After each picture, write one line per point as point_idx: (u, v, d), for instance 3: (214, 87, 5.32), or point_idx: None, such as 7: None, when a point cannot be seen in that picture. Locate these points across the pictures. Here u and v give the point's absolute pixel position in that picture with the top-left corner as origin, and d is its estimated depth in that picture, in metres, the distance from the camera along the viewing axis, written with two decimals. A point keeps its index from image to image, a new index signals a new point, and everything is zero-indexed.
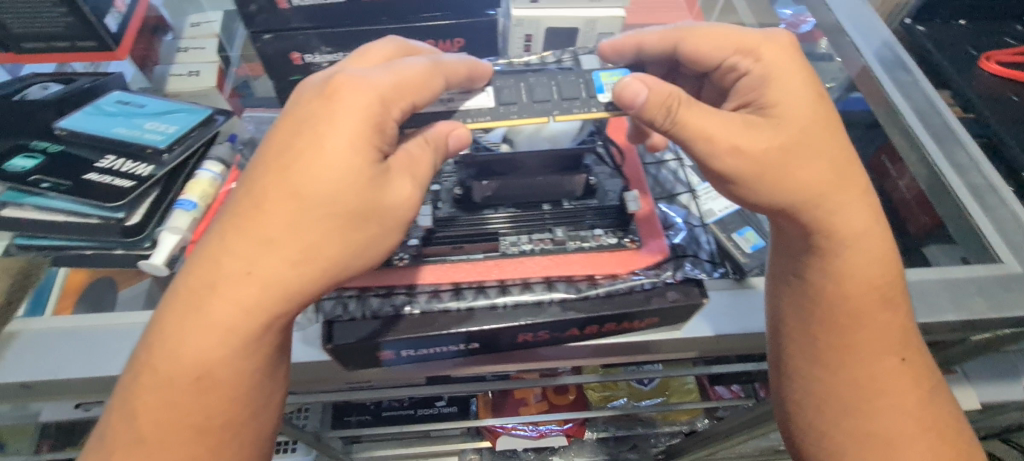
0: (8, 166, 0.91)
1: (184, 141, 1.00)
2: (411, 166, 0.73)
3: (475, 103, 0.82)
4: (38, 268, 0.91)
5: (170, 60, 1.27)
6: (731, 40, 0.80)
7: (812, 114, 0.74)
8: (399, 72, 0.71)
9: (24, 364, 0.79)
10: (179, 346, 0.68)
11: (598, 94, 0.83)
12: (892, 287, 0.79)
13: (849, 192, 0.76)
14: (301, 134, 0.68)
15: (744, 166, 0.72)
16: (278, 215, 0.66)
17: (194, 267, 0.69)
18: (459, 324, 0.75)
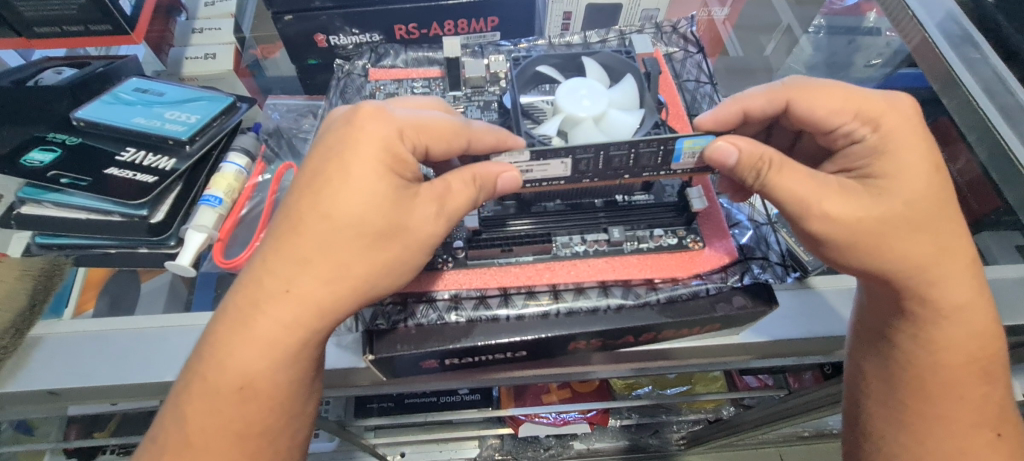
0: (25, 161, 0.86)
1: (206, 131, 0.94)
2: (441, 195, 0.67)
3: (551, 170, 0.71)
4: (61, 269, 0.87)
5: (186, 42, 1.20)
6: (848, 106, 0.71)
7: (921, 178, 0.67)
8: (424, 117, 0.68)
9: (54, 369, 0.76)
10: (228, 356, 0.64)
11: (672, 162, 0.72)
12: (964, 289, 0.70)
13: (955, 263, 0.69)
14: (327, 156, 0.64)
15: (838, 233, 0.66)
16: (307, 235, 0.63)
17: (242, 280, 0.66)
18: (509, 333, 0.71)
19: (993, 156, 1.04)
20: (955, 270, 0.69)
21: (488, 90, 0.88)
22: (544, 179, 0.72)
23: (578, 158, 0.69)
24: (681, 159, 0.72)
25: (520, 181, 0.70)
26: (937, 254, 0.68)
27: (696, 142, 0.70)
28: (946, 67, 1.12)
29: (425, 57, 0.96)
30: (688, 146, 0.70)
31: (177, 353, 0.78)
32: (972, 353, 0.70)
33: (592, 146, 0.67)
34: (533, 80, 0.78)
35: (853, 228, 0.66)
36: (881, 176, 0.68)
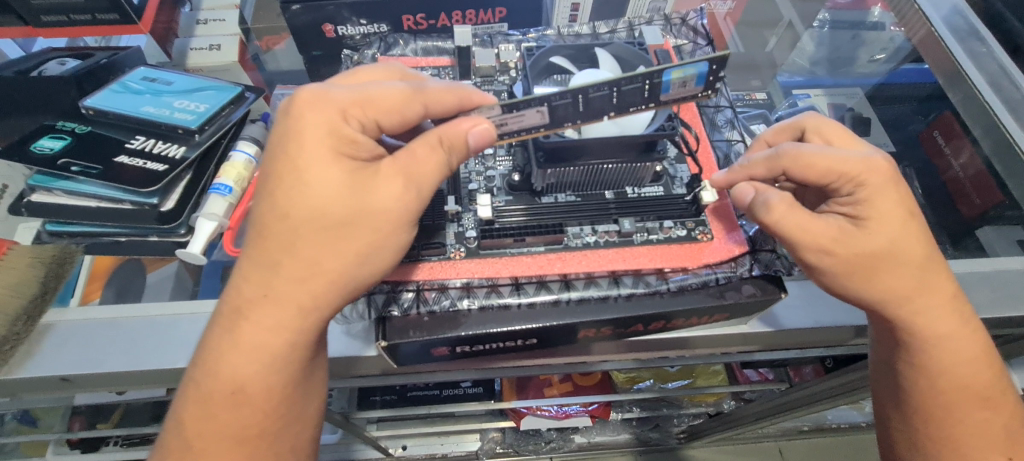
0: (36, 148, 0.87)
1: (215, 121, 0.94)
2: (402, 169, 0.65)
3: (526, 121, 0.68)
4: (73, 257, 0.87)
5: (190, 33, 1.20)
6: (832, 170, 0.69)
7: (891, 217, 0.68)
8: (368, 91, 0.65)
9: (65, 356, 0.76)
10: (213, 363, 0.65)
11: (662, 95, 0.68)
12: (950, 316, 0.71)
13: (935, 296, 0.70)
14: (275, 154, 0.64)
15: (832, 265, 0.68)
16: (273, 236, 0.64)
17: (225, 292, 0.68)
18: (521, 321, 0.71)
19: (999, 150, 1.05)
20: (936, 305, 0.70)
21: (497, 79, 0.88)
22: (520, 130, 0.69)
23: (554, 103, 0.66)
24: (669, 88, 0.67)
25: (494, 133, 0.67)
26: (915, 286, 0.69)
27: (686, 71, 0.65)
28: (952, 61, 1.12)
29: (434, 47, 0.96)
30: (679, 77, 0.65)
31: (188, 340, 0.79)
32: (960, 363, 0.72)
33: (569, 91, 0.64)
34: (546, 71, 0.78)
35: (849, 260, 0.68)
36: (867, 216, 0.68)
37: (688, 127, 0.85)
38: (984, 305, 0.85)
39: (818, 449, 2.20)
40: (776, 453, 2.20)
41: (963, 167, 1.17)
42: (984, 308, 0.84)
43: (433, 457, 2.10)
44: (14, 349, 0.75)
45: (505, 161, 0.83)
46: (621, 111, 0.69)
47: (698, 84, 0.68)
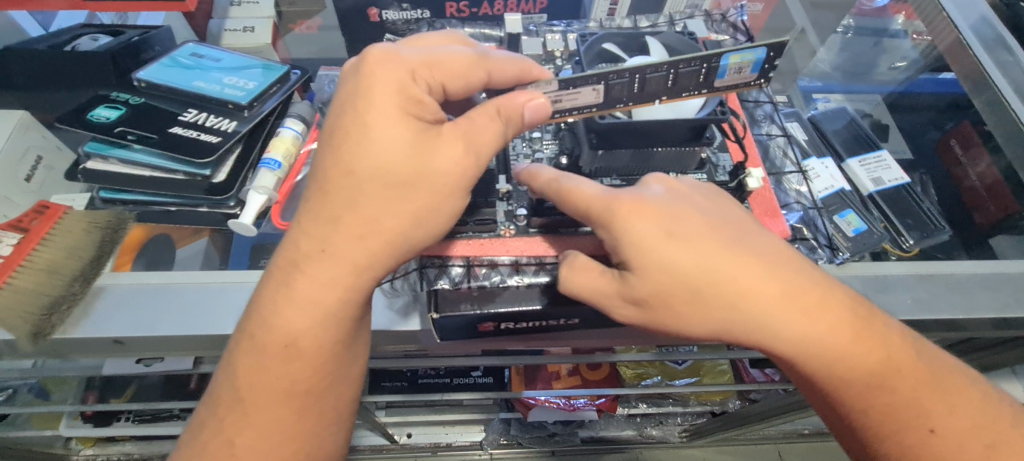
0: (92, 117, 0.89)
1: (264, 98, 0.96)
2: (463, 133, 0.68)
3: (581, 100, 0.71)
4: (126, 224, 0.88)
5: (225, 14, 1.21)
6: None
7: (833, 308, 0.69)
8: (439, 55, 0.69)
9: (117, 318, 0.78)
10: (269, 315, 0.68)
11: (716, 79, 0.71)
12: (933, 399, 0.71)
13: (906, 381, 0.71)
14: (344, 112, 0.67)
15: (783, 349, 0.69)
16: (337, 194, 0.67)
17: (282, 246, 0.70)
18: (566, 298, 0.74)
19: None
20: (909, 389, 0.71)
21: (543, 67, 0.89)
22: (574, 108, 0.72)
23: (610, 81, 0.68)
24: (723, 73, 0.70)
25: (548, 108, 0.70)
26: (878, 371, 0.70)
27: (742, 56, 0.68)
28: (978, 68, 1.14)
29: (482, 34, 0.96)
30: (735, 62, 0.69)
31: (236, 307, 0.81)
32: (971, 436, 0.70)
33: (627, 70, 0.66)
34: (596, 59, 0.77)
35: (795, 345, 0.69)
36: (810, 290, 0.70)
37: (735, 115, 0.89)
38: (1009, 304, 0.86)
39: (817, 453, 2.23)
40: (775, 455, 2.22)
41: (978, 176, 1.22)
42: (1008, 307, 0.86)
43: (439, 445, 2.12)
44: (69, 309, 0.77)
45: (551, 145, 0.86)
46: (673, 94, 0.72)
47: (751, 71, 0.71)
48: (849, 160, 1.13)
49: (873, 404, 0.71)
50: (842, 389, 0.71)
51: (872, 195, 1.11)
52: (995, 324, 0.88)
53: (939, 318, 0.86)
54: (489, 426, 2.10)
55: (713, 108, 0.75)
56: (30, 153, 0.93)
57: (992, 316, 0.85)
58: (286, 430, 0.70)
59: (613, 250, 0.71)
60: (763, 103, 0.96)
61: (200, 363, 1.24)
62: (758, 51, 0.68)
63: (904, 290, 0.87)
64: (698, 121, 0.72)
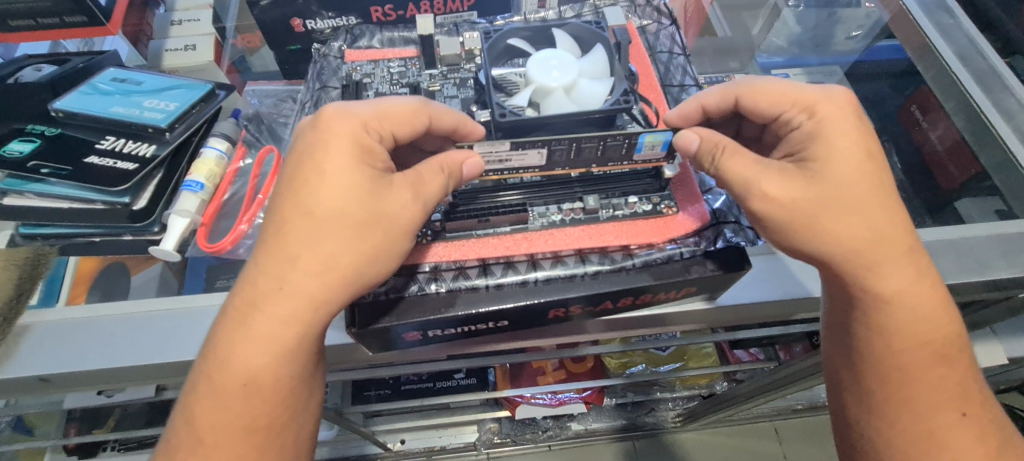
0: (5, 152, 0.87)
1: (185, 119, 0.95)
2: (415, 181, 0.69)
3: (529, 160, 0.75)
4: (46, 258, 0.87)
5: (165, 34, 1.18)
6: (784, 99, 0.76)
7: (854, 172, 0.71)
8: (387, 106, 0.70)
9: (42, 356, 0.77)
10: (226, 352, 0.65)
11: (634, 153, 0.77)
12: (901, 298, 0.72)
13: (890, 251, 0.71)
14: (301, 158, 0.67)
15: (777, 212, 0.71)
16: (295, 235, 0.65)
17: (238, 286, 0.68)
18: (491, 302, 0.72)
19: (969, 120, 1.05)
20: (874, 254, 0.71)
21: (463, 67, 0.89)
22: (521, 168, 0.76)
23: (553, 147, 0.74)
24: (641, 149, 0.76)
25: (484, 166, 0.73)
26: (871, 239, 0.70)
27: (657, 137, 0.75)
28: (920, 34, 1.13)
29: (400, 37, 0.95)
30: (650, 139, 0.74)
31: (164, 335, 0.79)
32: (912, 302, 0.72)
33: (567, 139, 0.72)
34: (506, 54, 0.80)
35: (788, 208, 0.71)
36: (816, 158, 0.72)
37: (647, 103, 0.84)
38: (955, 271, 0.86)
39: (812, 427, 2.22)
40: (771, 432, 2.21)
41: (939, 138, 1.17)
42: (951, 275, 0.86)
43: (432, 450, 2.11)
44: None
45: None
46: (603, 164, 0.78)
47: (662, 149, 0.78)
48: None
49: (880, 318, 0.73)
50: (839, 256, 0.71)
51: None
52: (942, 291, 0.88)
53: None
54: (479, 427, 2.08)
55: (620, 95, 0.73)
56: None
57: None
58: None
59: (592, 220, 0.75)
60: (689, 87, 0.90)
61: (165, 390, 1.22)
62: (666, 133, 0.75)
63: None
64: (602, 111, 0.71)
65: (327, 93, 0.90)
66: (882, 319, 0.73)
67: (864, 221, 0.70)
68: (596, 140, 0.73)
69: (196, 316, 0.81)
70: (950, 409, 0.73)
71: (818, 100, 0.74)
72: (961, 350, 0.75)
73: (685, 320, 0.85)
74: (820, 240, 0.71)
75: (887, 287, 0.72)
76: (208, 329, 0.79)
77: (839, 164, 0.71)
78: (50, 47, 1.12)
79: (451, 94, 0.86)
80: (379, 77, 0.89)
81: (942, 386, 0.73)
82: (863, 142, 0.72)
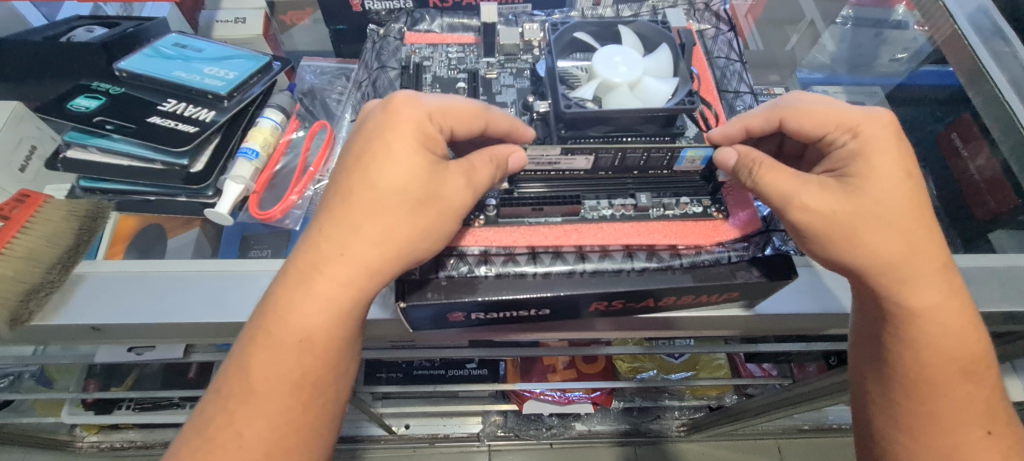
0: (71, 106, 0.90)
1: (244, 88, 0.97)
2: (468, 167, 0.72)
3: (576, 163, 0.79)
4: (105, 212, 0.89)
5: (217, 5, 1.20)
6: (828, 121, 0.75)
7: (894, 189, 0.71)
8: (449, 103, 0.72)
9: (93, 306, 0.79)
10: (286, 308, 0.67)
11: (676, 165, 0.81)
12: (930, 312, 0.72)
13: (923, 265, 0.71)
14: (371, 136, 0.69)
15: (815, 222, 0.71)
16: (359, 206, 0.68)
17: (299, 250, 0.70)
18: (536, 288, 0.74)
19: (1017, 150, 1.05)
20: (910, 269, 0.71)
21: (520, 57, 0.90)
22: (569, 170, 0.80)
23: (601, 155, 0.77)
24: (682, 161, 0.80)
25: (527, 162, 0.76)
26: (906, 253, 0.70)
27: (698, 153, 0.78)
28: (974, 60, 1.12)
29: (459, 24, 0.96)
30: (691, 154, 0.79)
31: (211, 295, 0.81)
32: (943, 317, 0.72)
33: (614, 149, 0.75)
34: (569, 47, 0.81)
35: (829, 219, 0.71)
36: (857, 174, 0.72)
37: (706, 106, 0.85)
38: (994, 300, 0.86)
39: (817, 449, 2.21)
40: (774, 450, 2.20)
41: (978, 169, 1.17)
42: (990, 302, 0.86)
43: (436, 436, 2.12)
44: (47, 296, 0.78)
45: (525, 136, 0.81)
46: (644, 170, 0.82)
47: (702, 163, 0.82)
48: None
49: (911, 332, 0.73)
50: (875, 268, 0.71)
51: None
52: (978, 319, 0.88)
53: None
54: (484, 419, 2.09)
55: (684, 96, 0.74)
56: (24, 143, 0.93)
57: None
58: (291, 422, 0.67)
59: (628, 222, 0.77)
60: (744, 94, 0.90)
61: (191, 352, 1.24)
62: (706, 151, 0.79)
63: None
64: (666, 110, 0.72)
65: (385, 74, 0.92)
66: (911, 333, 0.73)
67: (900, 235, 0.70)
68: (640, 150, 0.76)
69: (241, 281, 0.82)
70: (981, 434, 0.72)
71: (868, 122, 0.74)
72: (988, 369, 0.75)
73: (715, 326, 0.87)
74: (861, 253, 0.71)
75: (918, 302, 0.72)
76: (255, 294, 0.81)
77: (879, 179, 0.71)
78: (91, 9, 1.12)
79: (507, 83, 0.87)
80: (438, 61, 0.90)
81: (969, 403, 0.73)
82: (903, 159, 0.72)
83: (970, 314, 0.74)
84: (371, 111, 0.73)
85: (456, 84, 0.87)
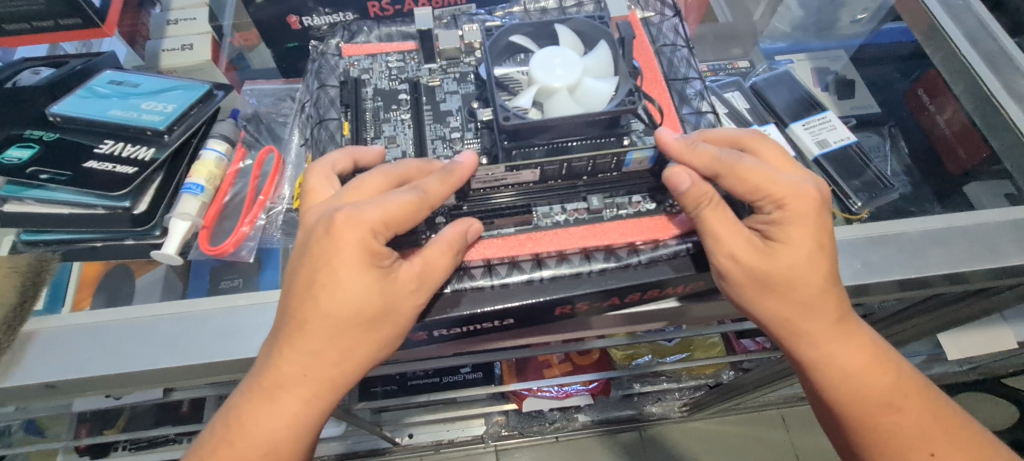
0: (4, 158, 0.86)
1: (184, 120, 0.94)
2: (422, 269, 0.69)
3: (522, 176, 0.78)
4: (48, 265, 0.88)
5: (162, 34, 1.14)
6: (761, 189, 0.72)
7: (801, 261, 0.71)
8: (391, 205, 0.67)
9: (48, 363, 0.76)
10: (251, 423, 0.69)
11: (624, 167, 0.80)
12: (846, 352, 0.74)
13: (830, 321, 0.73)
14: (320, 259, 0.67)
15: (735, 274, 0.72)
16: (315, 329, 0.67)
17: (260, 365, 0.69)
18: (494, 301, 0.74)
19: (979, 105, 1.03)
20: (814, 328, 0.74)
21: (463, 61, 0.88)
22: (516, 184, 0.79)
23: (546, 168, 0.77)
24: (628, 163, 0.79)
25: (482, 228, 0.75)
26: (808, 312, 0.73)
27: (644, 154, 0.78)
28: (929, 16, 1.09)
29: (399, 32, 0.94)
30: (636, 157, 0.78)
31: (169, 339, 0.78)
32: (849, 364, 0.74)
33: (558, 161, 0.75)
34: (508, 50, 0.81)
35: (749, 280, 0.72)
36: (779, 240, 0.72)
37: (650, 101, 0.83)
38: (963, 259, 0.85)
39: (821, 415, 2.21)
40: (778, 420, 2.20)
41: (947, 122, 1.16)
42: (961, 263, 0.85)
43: (440, 443, 2.10)
44: None
45: (473, 143, 0.81)
46: (594, 176, 0.81)
47: (649, 163, 0.80)
48: (793, 125, 1.10)
49: (839, 374, 0.75)
50: (776, 324, 0.75)
51: (819, 158, 1.07)
52: (949, 279, 0.87)
53: (893, 280, 0.85)
54: (487, 420, 2.06)
55: (626, 94, 0.73)
56: None
57: (944, 272, 0.84)
58: None
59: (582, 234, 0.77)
60: (693, 79, 0.91)
61: (173, 391, 1.21)
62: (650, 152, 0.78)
63: (854, 255, 0.87)
64: (607, 113, 0.72)
65: (326, 92, 0.89)
66: (835, 375, 0.75)
67: (817, 299, 0.72)
68: (586, 159, 0.76)
69: (200, 320, 0.80)
70: (923, 446, 0.74)
71: (807, 203, 0.72)
72: (918, 393, 0.76)
73: (693, 312, 0.86)
74: (787, 308, 0.74)
75: (835, 347, 0.74)
76: (214, 332, 0.79)
77: (794, 249, 0.72)
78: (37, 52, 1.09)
79: (451, 89, 0.85)
80: (377, 72, 0.88)
81: (897, 433, 0.74)
82: (815, 235, 0.72)
83: (881, 348, 0.76)
84: (314, 219, 0.69)
85: (398, 96, 0.85)
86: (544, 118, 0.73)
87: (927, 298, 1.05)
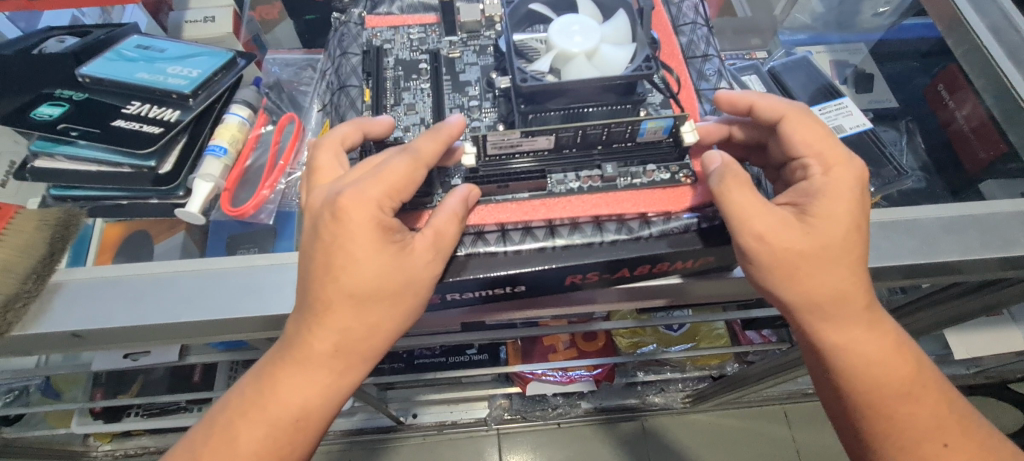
0: (35, 115, 0.89)
1: (208, 85, 0.97)
2: (435, 237, 0.71)
3: (537, 142, 0.78)
4: (76, 220, 0.90)
5: (186, 5, 1.16)
6: (817, 144, 0.77)
7: (843, 239, 0.72)
8: (384, 172, 0.69)
9: (72, 314, 0.79)
10: (277, 391, 0.72)
11: (638, 136, 0.80)
12: (871, 342, 0.75)
13: (857, 309, 0.74)
14: (336, 237, 0.68)
15: (765, 253, 0.72)
16: (339, 305, 0.70)
17: (286, 339, 0.72)
18: (506, 266, 0.75)
19: (999, 96, 1.01)
20: (839, 318, 0.74)
21: (484, 34, 0.89)
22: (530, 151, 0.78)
23: (561, 134, 0.76)
24: (642, 132, 0.79)
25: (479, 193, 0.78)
26: (838, 296, 0.73)
27: (658, 124, 0.77)
28: (952, 7, 1.07)
29: (420, 5, 0.96)
30: (651, 126, 0.77)
31: (189, 295, 0.81)
32: (874, 353, 0.75)
33: (574, 127, 0.75)
34: (527, 19, 0.83)
35: (780, 258, 0.72)
36: (816, 217, 0.73)
37: (668, 71, 0.86)
38: (974, 247, 0.85)
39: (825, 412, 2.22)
40: (781, 415, 2.21)
41: (965, 117, 1.15)
42: (971, 250, 0.85)
43: (444, 423, 2.13)
44: (25, 307, 0.78)
45: (490, 113, 0.83)
46: (608, 144, 0.81)
47: (664, 133, 0.80)
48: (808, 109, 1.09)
49: (862, 365, 0.75)
50: (805, 309, 0.74)
51: None
52: (959, 267, 0.87)
53: (900, 265, 0.86)
54: (491, 403, 2.09)
55: (642, 62, 0.75)
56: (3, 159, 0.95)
57: (954, 259, 0.85)
58: None
59: (597, 204, 0.79)
60: (710, 57, 0.93)
61: (186, 354, 1.23)
62: (666, 123, 0.77)
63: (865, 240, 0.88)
64: (624, 77, 0.73)
65: (347, 60, 0.91)
66: (856, 366, 0.75)
67: (852, 281, 0.73)
68: (603, 130, 0.77)
69: (220, 279, 0.82)
70: (933, 435, 0.75)
71: (855, 177, 0.75)
72: (929, 382, 0.77)
73: (698, 290, 0.87)
74: (817, 289, 0.73)
75: (846, 337, 0.75)
76: (232, 289, 0.81)
77: (831, 223, 0.72)
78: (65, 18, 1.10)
79: (471, 61, 0.87)
80: (399, 43, 0.90)
81: (914, 422, 0.75)
82: (854, 215, 0.73)
83: (903, 340, 0.77)
84: (319, 206, 0.71)
85: (419, 65, 0.87)
86: (562, 81, 0.74)
87: (937, 290, 1.05)
